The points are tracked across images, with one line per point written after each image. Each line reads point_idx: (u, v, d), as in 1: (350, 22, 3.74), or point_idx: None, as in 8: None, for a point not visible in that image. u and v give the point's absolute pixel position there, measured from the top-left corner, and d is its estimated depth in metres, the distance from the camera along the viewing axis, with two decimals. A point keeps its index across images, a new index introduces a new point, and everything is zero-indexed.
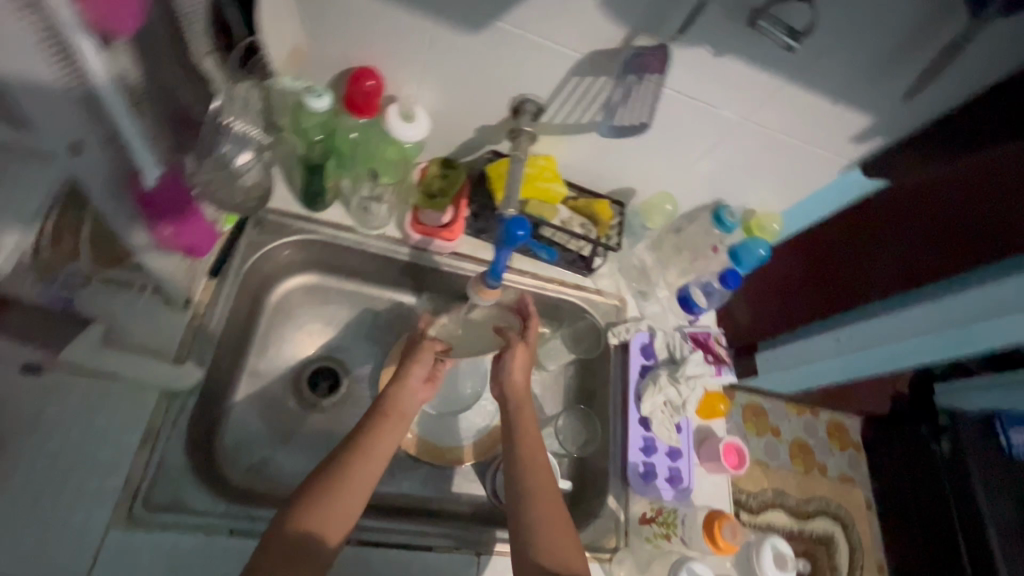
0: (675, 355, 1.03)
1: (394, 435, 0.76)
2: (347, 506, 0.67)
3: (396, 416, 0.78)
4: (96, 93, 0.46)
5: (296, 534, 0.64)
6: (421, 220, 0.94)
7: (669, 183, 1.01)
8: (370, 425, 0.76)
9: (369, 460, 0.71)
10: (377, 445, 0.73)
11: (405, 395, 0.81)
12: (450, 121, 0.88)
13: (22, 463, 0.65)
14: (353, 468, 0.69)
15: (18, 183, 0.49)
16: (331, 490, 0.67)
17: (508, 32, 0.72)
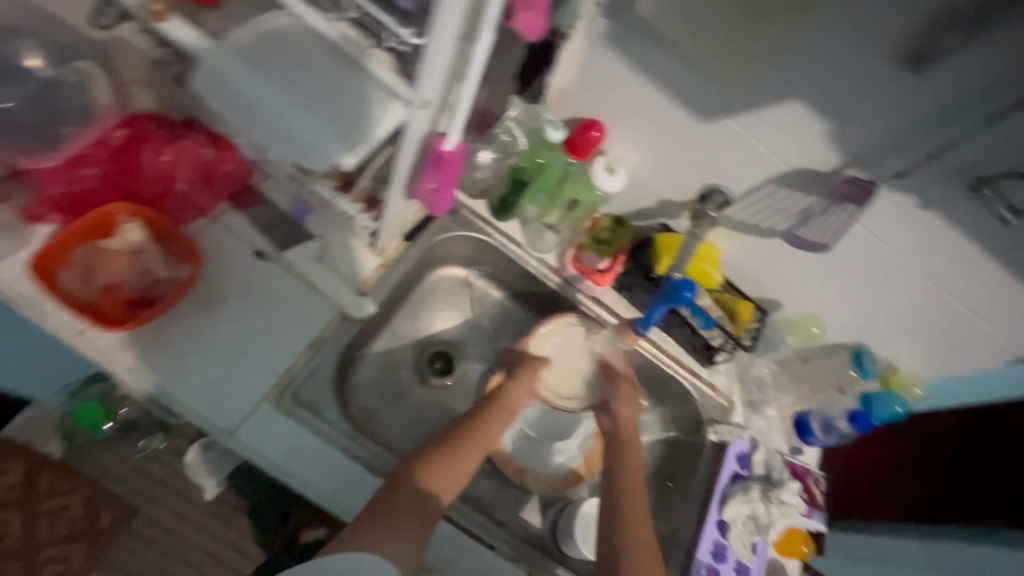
0: (771, 476, 1.01)
1: (497, 429, 0.90)
2: (458, 468, 0.81)
3: (506, 413, 0.93)
4: (468, 65, 0.54)
5: (422, 476, 0.77)
6: (581, 259, 1.04)
7: (818, 310, 1.03)
8: (484, 414, 0.90)
9: (480, 439, 0.86)
10: (483, 434, 0.87)
11: (519, 397, 0.95)
12: (642, 186, 0.99)
13: (227, 322, 0.79)
14: (469, 442, 0.84)
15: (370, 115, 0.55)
16: (449, 451, 0.81)
17: (734, 130, 0.82)
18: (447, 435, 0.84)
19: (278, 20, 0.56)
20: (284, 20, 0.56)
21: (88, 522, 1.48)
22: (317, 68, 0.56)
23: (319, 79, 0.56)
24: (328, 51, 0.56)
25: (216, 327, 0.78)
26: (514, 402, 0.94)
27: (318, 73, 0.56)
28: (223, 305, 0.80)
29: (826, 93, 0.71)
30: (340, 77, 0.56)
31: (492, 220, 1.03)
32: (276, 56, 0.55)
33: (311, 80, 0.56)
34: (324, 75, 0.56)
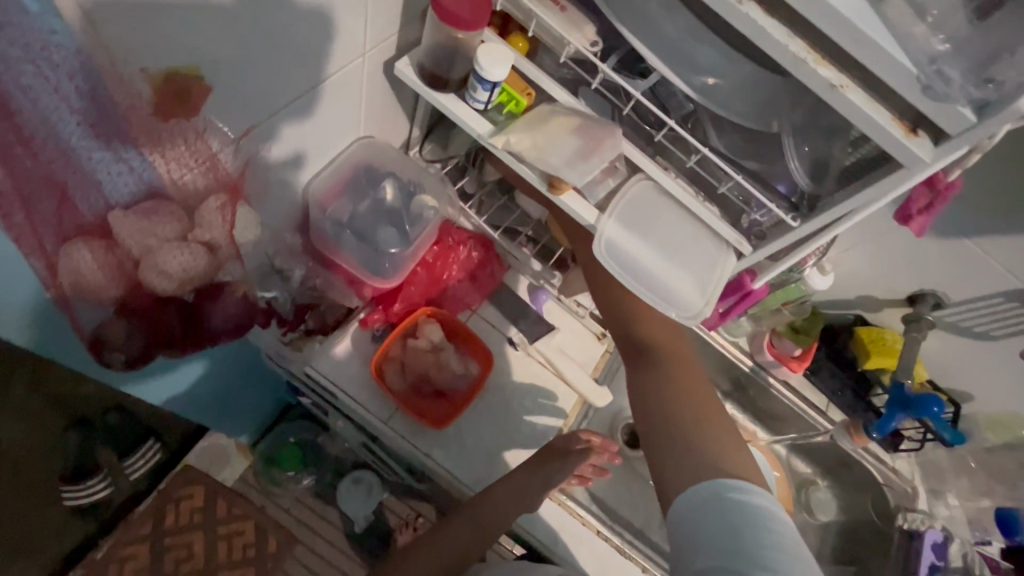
0: (973, 570, 1.01)
1: (472, 537, 0.79)
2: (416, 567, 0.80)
3: (474, 513, 0.79)
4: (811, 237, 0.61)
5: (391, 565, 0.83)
6: (777, 345, 1.09)
7: (1016, 408, 1.05)
8: (453, 519, 0.81)
9: (451, 542, 0.80)
10: (450, 538, 0.80)
11: (495, 507, 0.78)
12: (847, 281, 1.04)
13: (495, 409, 0.89)
14: (440, 543, 0.81)
15: (714, 265, 0.65)
16: (412, 551, 0.83)
17: (972, 250, 0.87)
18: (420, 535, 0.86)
19: (642, 190, 0.66)
20: (645, 188, 0.66)
21: (257, 548, 1.55)
22: (678, 230, 0.66)
23: (678, 240, 0.66)
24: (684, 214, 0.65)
25: (486, 414, 0.87)
26: (486, 507, 0.79)
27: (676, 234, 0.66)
28: (491, 392, 0.89)
29: None
30: (697, 239, 0.65)
31: None
32: (643, 220, 0.66)
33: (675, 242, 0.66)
34: (684, 237, 0.66)
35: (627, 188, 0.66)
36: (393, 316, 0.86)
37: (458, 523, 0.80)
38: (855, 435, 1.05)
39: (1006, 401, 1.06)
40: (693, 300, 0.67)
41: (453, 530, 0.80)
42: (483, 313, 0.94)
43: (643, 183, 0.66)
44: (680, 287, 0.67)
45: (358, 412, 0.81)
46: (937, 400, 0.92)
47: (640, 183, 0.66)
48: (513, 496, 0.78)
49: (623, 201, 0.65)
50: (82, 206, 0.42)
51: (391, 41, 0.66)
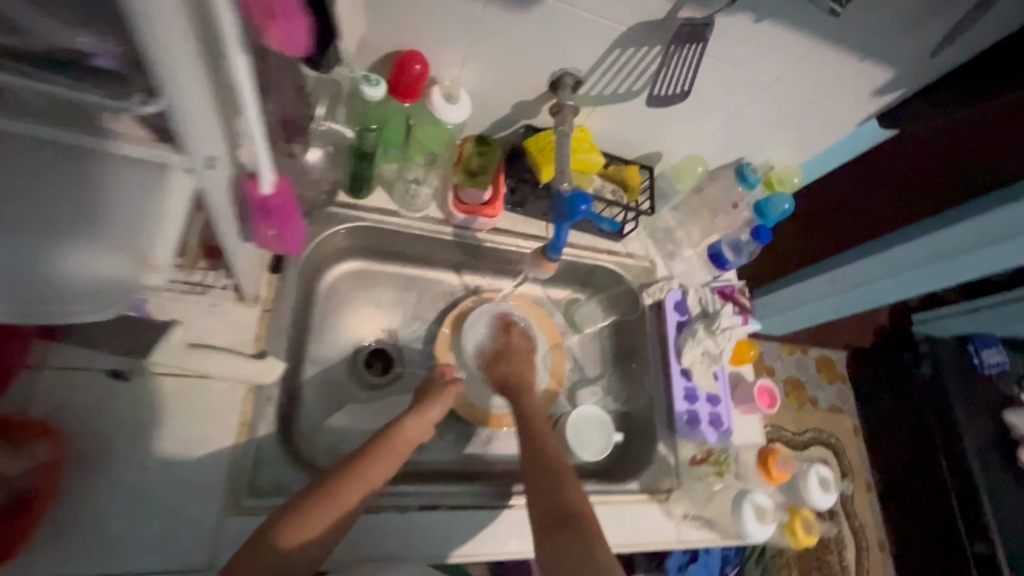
0: (708, 309, 1.09)
1: (386, 470, 0.70)
2: (315, 522, 0.62)
3: (396, 447, 0.73)
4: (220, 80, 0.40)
5: (271, 539, 0.59)
6: (463, 199, 0.95)
7: (696, 145, 1.03)
8: (360, 457, 0.69)
9: (357, 483, 0.66)
10: (358, 482, 0.66)
11: (416, 424, 0.78)
12: (488, 98, 0.88)
13: (133, 464, 0.68)
14: (343, 488, 0.65)
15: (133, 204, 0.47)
16: (297, 512, 0.61)
17: (559, 8, 0.73)
18: (304, 494, 0.64)
19: (39, 248, 0.45)
20: (91, 252, 0.47)
21: None
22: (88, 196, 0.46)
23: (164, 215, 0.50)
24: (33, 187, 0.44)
25: (125, 474, 0.68)
26: (406, 431, 0.75)
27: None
28: (117, 448, 0.68)
29: None
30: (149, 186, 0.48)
31: (356, 202, 0.91)
32: None
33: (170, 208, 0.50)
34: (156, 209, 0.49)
35: (104, 276, 0.49)
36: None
37: (376, 462, 0.69)
38: (544, 265, 0.93)
39: (685, 145, 1.03)
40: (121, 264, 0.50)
41: (369, 471, 0.68)
42: (54, 361, 0.68)
43: (66, 254, 0.46)
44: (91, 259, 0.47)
45: None
46: (584, 197, 0.83)
47: (93, 257, 0.47)
48: (425, 423, 0.79)
49: (151, 243, 0.51)
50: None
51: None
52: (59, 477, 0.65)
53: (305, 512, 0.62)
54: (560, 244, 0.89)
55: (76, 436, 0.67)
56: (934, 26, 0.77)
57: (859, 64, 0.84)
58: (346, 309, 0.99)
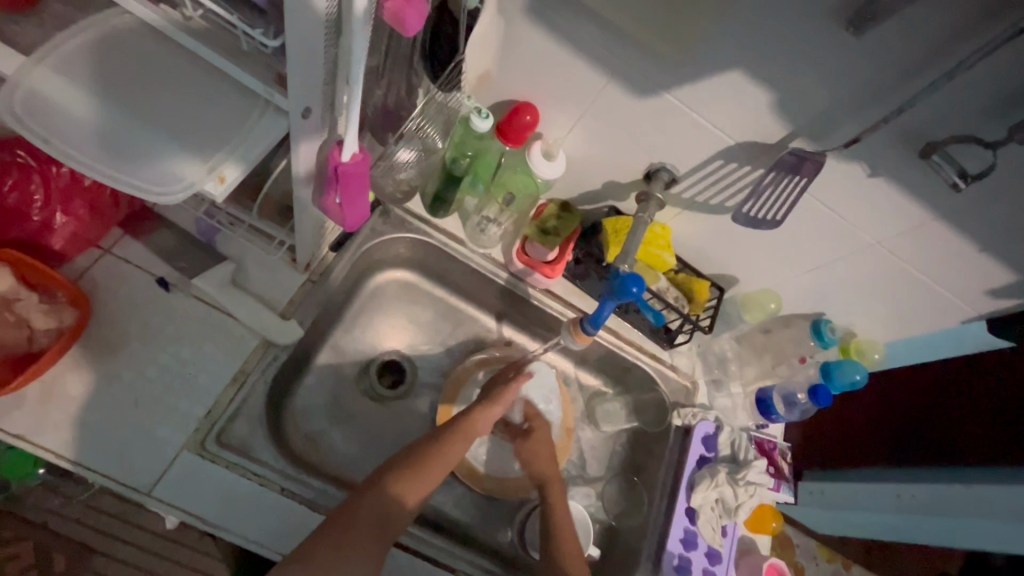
0: (738, 456, 0.98)
1: (459, 452, 0.79)
2: (417, 492, 0.71)
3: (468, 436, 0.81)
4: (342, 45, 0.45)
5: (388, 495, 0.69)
6: (527, 251, 0.97)
7: (775, 283, 0.99)
8: (443, 438, 0.79)
9: (443, 463, 0.76)
10: (444, 459, 0.76)
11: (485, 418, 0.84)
12: (583, 168, 0.92)
13: (134, 367, 0.71)
14: (433, 464, 0.75)
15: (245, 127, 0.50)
16: (403, 479, 0.71)
17: (675, 105, 0.75)
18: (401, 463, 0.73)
19: (121, 143, 0.49)
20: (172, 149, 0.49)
21: None
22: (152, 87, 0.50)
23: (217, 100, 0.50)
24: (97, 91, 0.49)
25: (124, 373, 0.70)
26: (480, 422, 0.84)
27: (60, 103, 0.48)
28: (129, 348, 0.72)
29: (766, 64, 0.66)
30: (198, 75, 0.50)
31: (430, 219, 0.96)
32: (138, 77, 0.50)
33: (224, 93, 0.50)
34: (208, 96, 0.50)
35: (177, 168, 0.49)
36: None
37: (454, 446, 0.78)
38: (578, 334, 0.90)
39: (763, 279, 0.99)
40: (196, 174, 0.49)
41: (449, 452, 0.77)
42: (121, 253, 0.76)
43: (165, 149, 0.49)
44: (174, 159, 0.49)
45: None
46: (639, 280, 0.81)
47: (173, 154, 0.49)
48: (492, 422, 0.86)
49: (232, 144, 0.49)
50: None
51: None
52: (74, 340, 0.69)
53: (409, 480, 0.71)
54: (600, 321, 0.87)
55: (103, 322, 0.72)
56: None
57: (975, 255, 0.78)
58: (381, 313, 1.01)
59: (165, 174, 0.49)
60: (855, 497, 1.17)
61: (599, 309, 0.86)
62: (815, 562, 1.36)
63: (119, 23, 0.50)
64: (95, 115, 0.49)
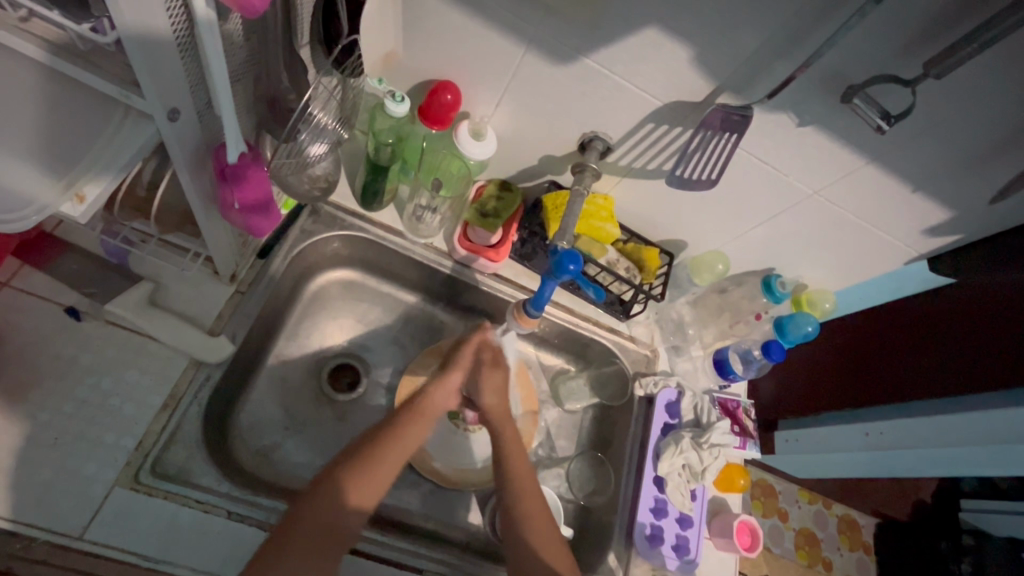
0: (701, 419, 0.99)
1: (417, 436, 0.76)
2: (368, 486, 0.68)
3: (426, 418, 0.78)
4: (195, 39, 0.41)
5: (340, 493, 0.66)
6: (470, 236, 0.94)
7: (723, 242, 0.98)
8: (398, 424, 0.76)
9: (397, 445, 0.73)
10: (400, 447, 0.73)
11: (441, 395, 0.82)
12: (515, 144, 0.89)
13: (48, 404, 0.66)
14: (384, 451, 0.71)
15: (111, 142, 0.50)
16: (352, 478, 0.68)
17: (595, 69, 0.72)
18: (352, 459, 0.70)
19: None
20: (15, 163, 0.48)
21: None
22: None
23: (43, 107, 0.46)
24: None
25: (38, 414, 0.65)
26: (436, 399, 0.81)
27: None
28: (42, 386, 0.67)
29: (681, 16, 0.63)
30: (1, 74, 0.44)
31: (364, 212, 0.92)
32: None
33: (48, 99, 0.46)
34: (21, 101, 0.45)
35: (28, 186, 0.49)
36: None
37: (410, 429, 0.75)
38: (523, 317, 0.89)
39: (710, 240, 0.98)
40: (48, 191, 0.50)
41: (406, 438, 0.74)
42: (23, 283, 0.70)
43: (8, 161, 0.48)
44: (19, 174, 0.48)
45: None
46: (576, 257, 0.78)
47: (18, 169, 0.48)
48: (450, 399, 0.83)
49: (90, 161, 0.50)
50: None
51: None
52: None
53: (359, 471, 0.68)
54: (543, 301, 0.85)
55: (7, 360, 0.66)
56: (997, 171, 0.71)
57: (910, 193, 0.78)
58: (326, 316, 0.97)
59: (17, 197, 0.49)
60: (824, 441, 1.21)
61: (541, 291, 0.84)
62: (797, 508, 1.40)
63: None
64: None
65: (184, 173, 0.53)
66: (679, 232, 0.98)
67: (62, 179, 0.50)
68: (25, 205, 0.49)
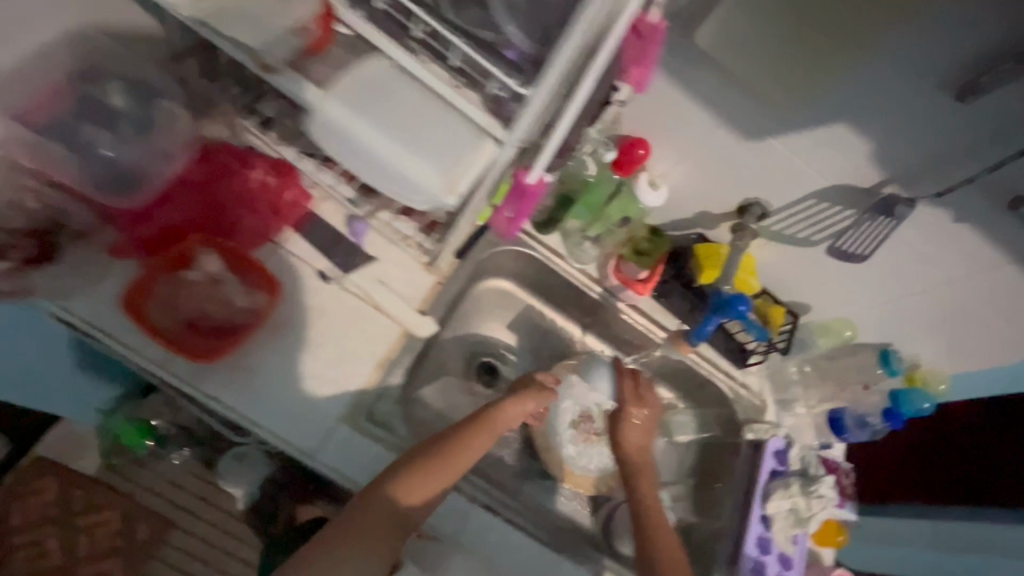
0: (808, 471, 1.05)
1: (485, 444, 0.79)
2: (435, 484, 0.72)
3: (494, 430, 0.81)
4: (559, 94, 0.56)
5: (414, 485, 0.71)
6: (622, 269, 1.08)
7: (849, 312, 1.08)
8: (469, 428, 0.79)
9: (466, 455, 0.76)
10: (472, 450, 0.77)
11: (513, 411, 0.85)
12: (682, 198, 1.02)
13: (298, 345, 0.81)
14: (456, 458, 0.75)
15: (465, 159, 0.58)
16: (416, 473, 0.72)
17: (778, 150, 0.86)
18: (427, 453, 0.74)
19: (388, 151, 0.56)
20: (423, 163, 0.57)
21: (124, 538, 1.47)
22: (392, 107, 0.57)
23: (441, 126, 0.58)
24: (350, 110, 0.55)
25: (291, 351, 0.81)
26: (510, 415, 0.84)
27: (336, 121, 0.55)
28: (296, 329, 0.82)
29: (873, 119, 0.76)
30: (411, 92, 0.58)
31: (538, 235, 1.07)
32: (381, 102, 0.57)
33: (431, 112, 0.58)
34: (431, 117, 0.58)
35: (430, 180, 0.57)
36: (145, 241, 0.76)
37: (478, 437, 0.78)
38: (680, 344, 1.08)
39: (837, 308, 1.09)
40: (436, 187, 0.58)
41: (468, 446, 0.77)
42: (291, 247, 0.85)
43: (418, 165, 0.57)
44: (420, 173, 0.56)
45: (126, 356, 0.72)
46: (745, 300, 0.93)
47: (424, 167, 0.56)
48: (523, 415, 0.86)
49: (462, 164, 0.58)
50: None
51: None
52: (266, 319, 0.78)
53: (427, 471, 0.72)
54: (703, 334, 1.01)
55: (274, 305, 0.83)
56: None
57: None
58: (483, 317, 1.12)
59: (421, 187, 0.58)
60: (887, 526, 1.31)
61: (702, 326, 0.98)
62: None
63: (376, 68, 0.57)
64: (363, 135, 0.55)
65: (495, 177, 0.63)
66: (809, 296, 1.08)
67: (449, 182, 0.58)
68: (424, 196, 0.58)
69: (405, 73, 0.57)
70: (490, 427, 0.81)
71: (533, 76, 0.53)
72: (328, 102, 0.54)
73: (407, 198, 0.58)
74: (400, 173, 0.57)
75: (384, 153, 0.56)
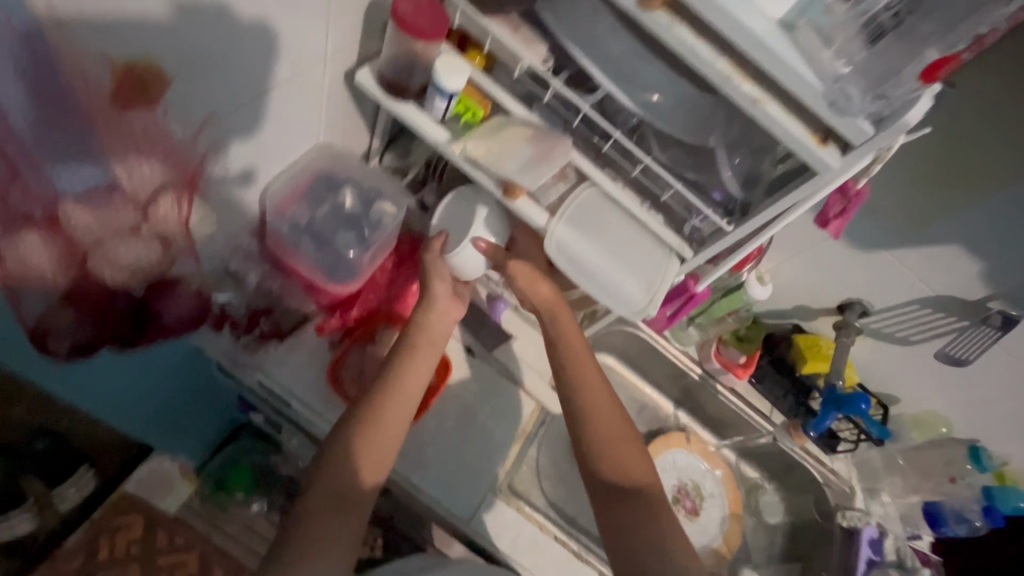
0: (905, 563, 1.05)
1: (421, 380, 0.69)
2: (376, 443, 0.63)
3: (421, 353, 0.71)
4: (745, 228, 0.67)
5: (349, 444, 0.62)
6: (723, 353, 1.13)
7: (939, 407, 1.14)
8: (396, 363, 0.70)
9: (401, 397, 0.66)
10: (399, 387, 0.67)
11: (439, 322, 0.75)
12: (784, 291, 1.11)
13: (450, 417, 0.90)
14: (388, 403, 0.66)
15: (660, 275, 0.68)
16: (353, 433, 0.63)
17: (889, 261, 0.95)
18: (348, 419, 0.65)
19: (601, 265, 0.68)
20: (629, 276, 0.69)
21: None
22: (604, 228, 0.68)
23: (641, 243, 0.68)
24: (574, 233, 0.67)
25: (447, 423, 0.89)
26: (435, 330, 0.74)
27: (563, 242, 0.67)
28: (449, 401, 0.91)
29: (985, 245, 0.85)
30: (616, 214, 0.68)
31: None
32: (594, 224, 0.67)
33: (634, 232, 0.68)
34: (634, 236, 0.68)
35: (634, 291, 0.69)
36: (351, 321, 0.85)
37: (409, 375, 0.68)
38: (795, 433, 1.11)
39: (927, 402, 1.15)
40: (639, 299, 0.69)
41: (402, 387, 0.67)
42: None
43: (626, 277, 0.69)
44: (625, 284, 0.69)
45: (313, 422, 0.80)
46: (866, 398, 0.99)
47: (632, 280, 0.69)
48: (452, 325, 0.75)
49: (661, 279, 0.68)
50: (49, 189, 0.40)
51: (353, 50, 0.68)
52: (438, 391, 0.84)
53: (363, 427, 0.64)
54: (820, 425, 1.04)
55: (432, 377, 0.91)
56: None
57: None
58: None
59: (627, 297, 0.69)
60: None
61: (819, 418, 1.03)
62: None
63: (590, 195, 0.67)
64: (582, 254, 0.68)
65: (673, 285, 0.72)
66: (901, 387, 1.15)
67: (650, 293, 0.69)
68: (628, 303, 0.70)
69: (614, 201, 0.67)
70: (418, 359, 0.70)
71: (739, 218, 0.63)
72: (558, 228, 0.67)
73: (613, 305, 0.70)
74: (611, 283, 0.69)
75: (595, 267, 0.68)
